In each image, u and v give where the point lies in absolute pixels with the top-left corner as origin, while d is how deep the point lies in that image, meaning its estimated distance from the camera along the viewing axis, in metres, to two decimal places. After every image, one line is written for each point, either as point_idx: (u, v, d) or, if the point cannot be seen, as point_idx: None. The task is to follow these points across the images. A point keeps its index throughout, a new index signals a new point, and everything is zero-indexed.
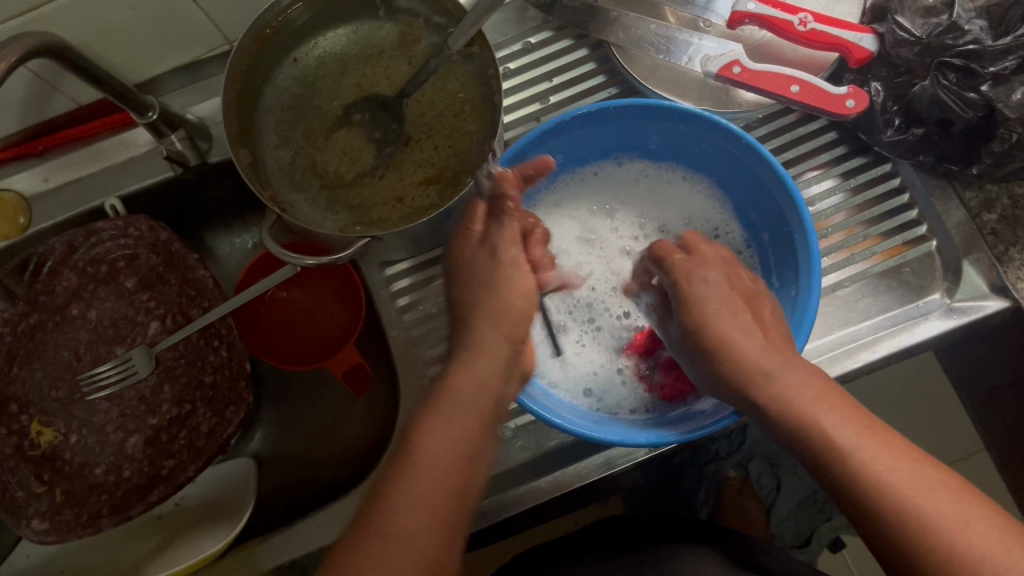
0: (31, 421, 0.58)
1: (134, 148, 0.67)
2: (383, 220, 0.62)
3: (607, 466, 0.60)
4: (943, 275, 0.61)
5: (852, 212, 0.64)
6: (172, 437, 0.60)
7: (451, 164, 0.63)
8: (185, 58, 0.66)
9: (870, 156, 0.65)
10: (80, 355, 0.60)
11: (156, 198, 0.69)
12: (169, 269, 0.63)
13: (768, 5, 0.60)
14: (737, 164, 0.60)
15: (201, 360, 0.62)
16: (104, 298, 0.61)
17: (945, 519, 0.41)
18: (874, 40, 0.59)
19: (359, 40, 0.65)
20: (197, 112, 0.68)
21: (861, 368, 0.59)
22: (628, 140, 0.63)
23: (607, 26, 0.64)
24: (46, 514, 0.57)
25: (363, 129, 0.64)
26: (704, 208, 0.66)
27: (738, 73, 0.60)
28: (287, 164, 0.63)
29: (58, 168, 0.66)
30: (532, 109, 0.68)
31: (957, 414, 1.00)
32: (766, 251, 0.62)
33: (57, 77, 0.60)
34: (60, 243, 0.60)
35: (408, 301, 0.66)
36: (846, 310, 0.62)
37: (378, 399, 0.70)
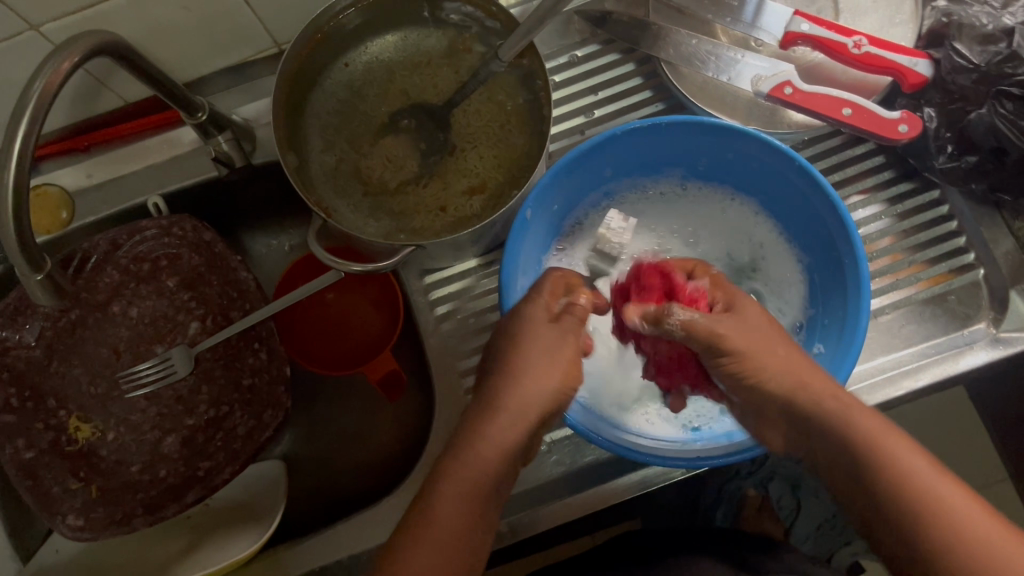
0: (69, 418, 0.59)
1: (179, 147, 0.67)
2: (426, 229, 0.62)
3: (642, 485, 0.60)
4: (989, 305, 0.61)
5: (897, 237, 0.63)
6: (208, 438, 0.60)
7: (495, 176, 0.63)
8: (234, 59, 0.66)
9: (917, 181, 0.64)
10: (119, 352, 0.60)
11: (198, 197, 0.69)
12: (210, 270, 0.63)
13: (822, 26, 0.60)
14: (790, 186, 0.59)
15: (240, 361, 0.62)
16: (145, 296, 0.62)
17: (977, 531, 0.42)
18: (929, 65, 0.59)
19: (407, 47, 0.64)
20: (242, 113, 0.68)
21: (904, 395, 0.58)
22: (685, 155, 0.62)
23: (657, 42, 0.63)
24: (81, 510, 0.57)
25: (408, 136, 0.64)
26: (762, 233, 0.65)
27: (790, 93, 0.60)
28: (331, 169, 0.63)
29: (102, 164, 0.67)
30: (577, 122, 0.68)
31: (981, 442, 0.99)
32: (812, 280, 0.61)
33: (107, 73, 0.60)
34: (104, 239, 0.60)
35: (445, 310, 0.66)
36: (888, 336, 0.61)
37: (412, 407, 0.70)
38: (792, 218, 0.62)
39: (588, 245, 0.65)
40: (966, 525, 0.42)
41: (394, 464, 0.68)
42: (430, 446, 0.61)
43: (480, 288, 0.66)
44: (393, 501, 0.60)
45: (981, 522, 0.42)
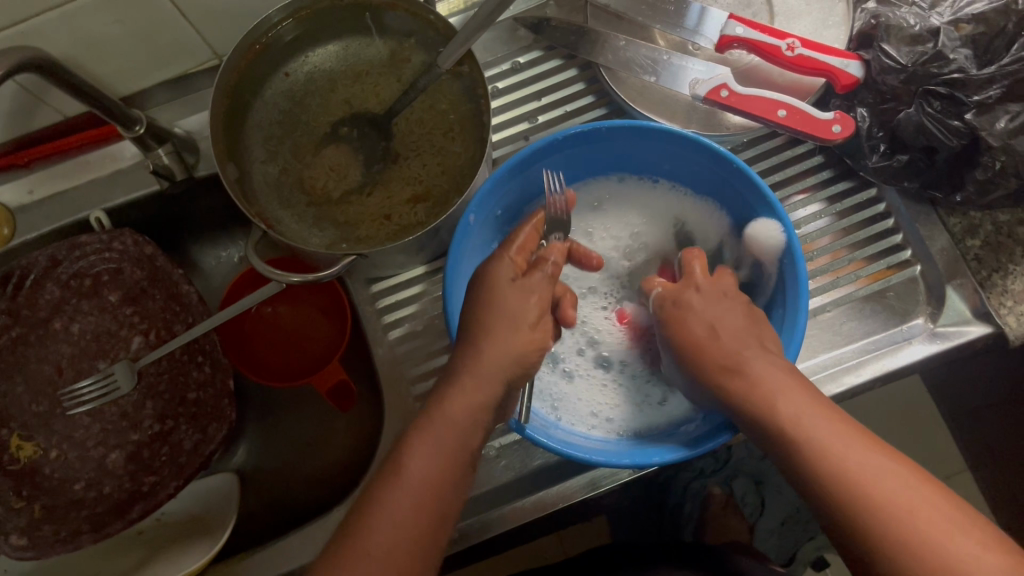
0: (12, 436, 0.58)
1: (120, 160, 0.67)
2: (370, 238, 0.62)
3: (591, 486, 0.60)
4: (927, 301, 0.62)
5: (837, 236, 0.64)
6: (154, 453, 0.59)
7: (439, 183, 0.63)
8: (173, 71, 0.66)
9: (856, 180, 0.65)
10: (62, 369, 0.60)
11: (143, 210, 0.68)
12: (153, 284, 0.62)
13: (755, 30, 0.60)
14: (728, 187, 0.60)
15: (184, 376, 0.61)
16: (87, 312, 0.61)
17: (880, 480, 0.41)
18: (860, 67, 0.60)
19: (347, 56, 0.65)
20: (183, 126, 0.68)
21: (846, 391, 0.59)
22: (635, 160, 0.63)
23: (594, 47, 0.64)
24: (24, 530, 0.56)
25: (351, 145, 0.64)
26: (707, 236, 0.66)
27: (725, 96, 0.60)
28: (274, 180, 0.63)
29: (42, 180, 0.66)
30: (521, 128, 0.68)
31: None
32: (756, 286, 0.62)
33: (43, 90, 0.60)
34: (43, 256, 0.59)
35: (393, 318, 0.66)
36: (830, 333, 0.62)
37: (364, 417, 0.69)
38: (733, 217, 0.63)
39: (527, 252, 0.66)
40: (867, 483, 0.41)
41: (346, 473, 0.68)
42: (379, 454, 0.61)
43: (427, 296, 0.66)
44: (342, 512, 0.60)
45: (885, 477, 0.42)
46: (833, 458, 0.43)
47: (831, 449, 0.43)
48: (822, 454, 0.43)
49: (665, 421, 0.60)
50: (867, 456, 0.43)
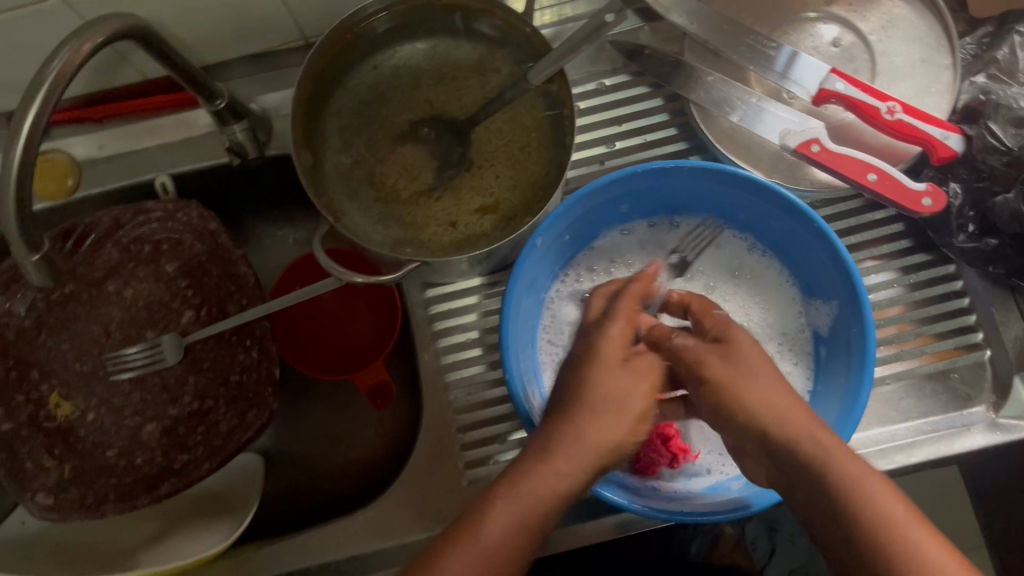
0: (51, 393, 0.58)
1: (193, 128, 0.66)
2: (434, 243, 0.61)
3: (621, 528, 0.59)
4: (992, 389, 0.60)
5: (908, 308, 0.62)
6: (189, 431, 0.59)
7: (509, 197, 0.62)
8: (259, 46, 0.65)
9: (934, 254, 0.63)
10: (110, 332, 0.59)
11: (208, 181, 0.68)
12: (211, 260, 0.61)
13: (858, 88, 0.59)
14: (807, 248, 0.58)
15: (230, 358, 0.60)
16: (143, 278, 0.61)
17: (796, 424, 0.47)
18: (961, 141, 0.58)
19: (435, 56, 0.64)
20: (263, 102, 0.67)
21: (896, 470, 0.58)
22: (716, 204, 0.61)
23: (688, 82, 0.62)
24: (52, 490, 0.56)
25: (426, 146, 0.63)
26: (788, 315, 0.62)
27: (816, 151, 0.59)
28: (345, 171, 0.62)
29: (114, 138, 0.66)
30: (598, 151, 0.67)
31: None
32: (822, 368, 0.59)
33: (130, 49, 0.59)
34: (108, 217, 0.60)
35: (445, 326, 0.65)
36: (886, 407, 0.60)
37: (398, 419, 0.69)
38: (806, 276, 0.61)
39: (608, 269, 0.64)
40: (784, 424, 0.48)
41: (374, 472, 0.67)
42: (412, 463, 0.61)
43: (481, 309, 0.65)
44: (366, 516, 0.60)
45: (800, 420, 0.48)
46: (876, 506, 0.42)
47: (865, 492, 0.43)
48: (855, 490, 0.43)
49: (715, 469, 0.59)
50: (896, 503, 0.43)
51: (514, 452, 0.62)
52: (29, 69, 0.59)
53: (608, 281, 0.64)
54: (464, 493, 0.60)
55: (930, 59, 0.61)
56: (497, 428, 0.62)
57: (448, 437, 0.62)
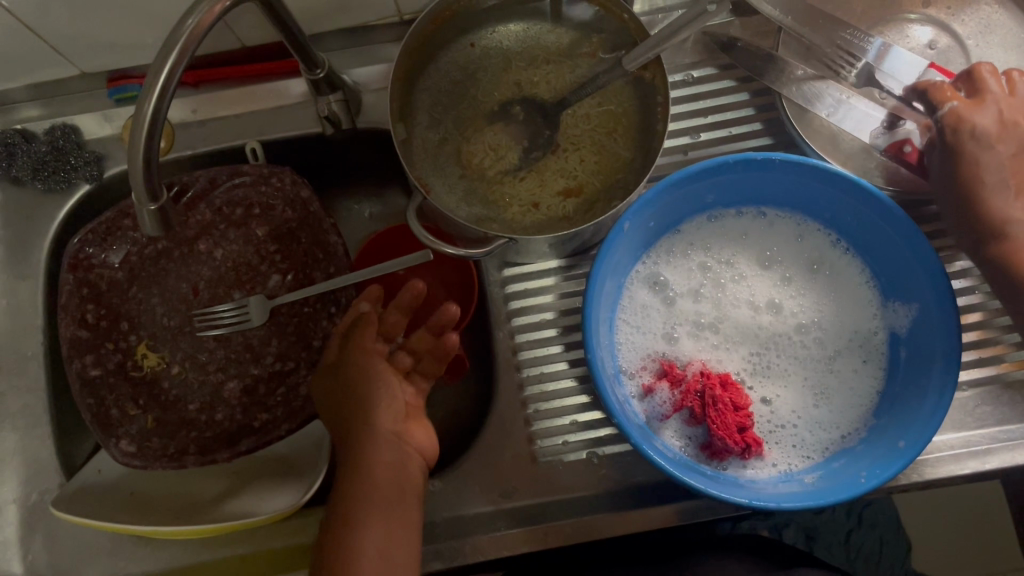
0: (139, 343, 0.60)
1: (285, 97, 0.67)
2: (516, 222, 0.62)
3: (688, 515, 0.60)
4: None
5: (990, 315, 0.62)
6: (270, 391, 0.60)
7: (593, 181, 0.62)
8: (357, 20, 0.67)
9: None
10: (198, 291, 0.61)
11: (297, 150, 0.69)
12: (301, 227, 0.63)
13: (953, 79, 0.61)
14: (895, 249, 0.58)
15: (313, 323, 0.62)
16: (232, 240, 0.62)
17: None
18: None
19: (528, 39, 0.65)
20: (355, 75, 0.68)
21: (970, 475, 0.58)
22: (800, 200, 0.62)
23: (780, 77, 0.63)
24: (135, 437, 0.58)
25: (516, 126, 0.63)
26: (864, 314, 0.62)
27: (908, 151, 0.61)
28: (433, 147, 0.63)
29: (207, 103, 0.67)
30: (681, 142, 0.67)
31: (1002, 523, 0.98)
32: (898, 369, 0.59)
33: (236, 15, 0.61)
34: (204, 176, 0.61)
35: (520, 306, 0.66)
36: (961, 413, 0.60)
37: (466, 394, 0.70)
38: (888, 276, 0.61)
39: (689, 256, 0.63)
40: None
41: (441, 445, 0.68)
42: (483, 436, 0.63)
43: (558, 290, 0.66)
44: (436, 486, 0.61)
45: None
46: None
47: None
48: None
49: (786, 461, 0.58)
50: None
51: (583, 433, 0.62)
52: (141, 29, 0.61)
53: (688, 266, 0.63)
54: (534, 469, 0.62)
55: None
56: (568, 408, 0.63)
57: (520, 414, 0.63)
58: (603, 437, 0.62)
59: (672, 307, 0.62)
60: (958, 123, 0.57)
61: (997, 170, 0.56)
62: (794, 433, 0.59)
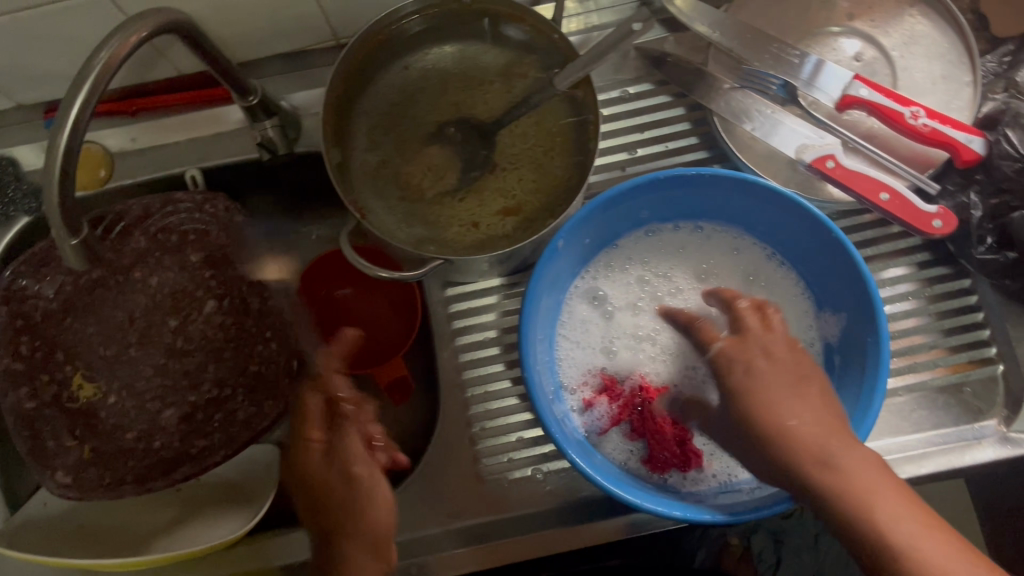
0: (75, 374, 0.59)
1: (223, 124, 0.68)
2: (456, 242, 0.62)
3: (632, 528, 0.60)
4: (1003, 403, 0.60)
5: (923, 320, 0.63)
6: (208, 417, 0.60)
7: (531, 200, 0.63)
8: (292, 45, 0.67)
9: (952, 268, 0.64)
10: (134, 319, 0.61)
11: (236, 176, 0.69)
12: (236, 251, 0.63)
13: (880, 94, 0.60)
14: (825, 260, 0.59)
15: (251, 347, 0.62)
16: (168, 267, 0.62)
17: (856, 483, 0.47)
18: (984, 144, 0.58)
19: (462, 59, 0.65)
20: (293, 100, 0.68)
21: (908, 480, 0.58)
22: (730, 214, 0.63)
23: (710, 92, 0.64)
24: (71, 468, 0.58)
25: (454, 146, 0.64)
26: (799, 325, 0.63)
27: (830, 167, 0.60)
28: (373, 170, 0.64)
29: (146, 131, 0.67)
30: (619, 158, 0.68)
31: None
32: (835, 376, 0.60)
33: (167, 44, 0.61)
34: (138, 205, 0.61)
35: (463, 325, 0.66)
36: (898, 418, 0.61)
37: (415, 415, 0.70)
38: (821, 288, 0.61)
39: (627, 271, 0.65)
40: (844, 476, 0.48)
41: None
42: (427, 458, 0.63)
43: (501, 308, 0.66)
44: None
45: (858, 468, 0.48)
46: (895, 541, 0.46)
47: (921, 553, 0.45)
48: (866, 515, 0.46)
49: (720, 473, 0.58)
50: (944, 547, 0.46)
51: (527, 449, 0.63)
52: (72, 61, 0.61)
53: (626, 281, 0.64)
54: (478, 488, 0.62)
55: (951, 75, 0.62)
56: (513, 425, 0.63)
57: (464, 433, 0.63)
58: (548, 453, 0.62)
59: (610, 321, 0.63)
60: (726, 359, 0.56)
61: (780, 397, 0.52)
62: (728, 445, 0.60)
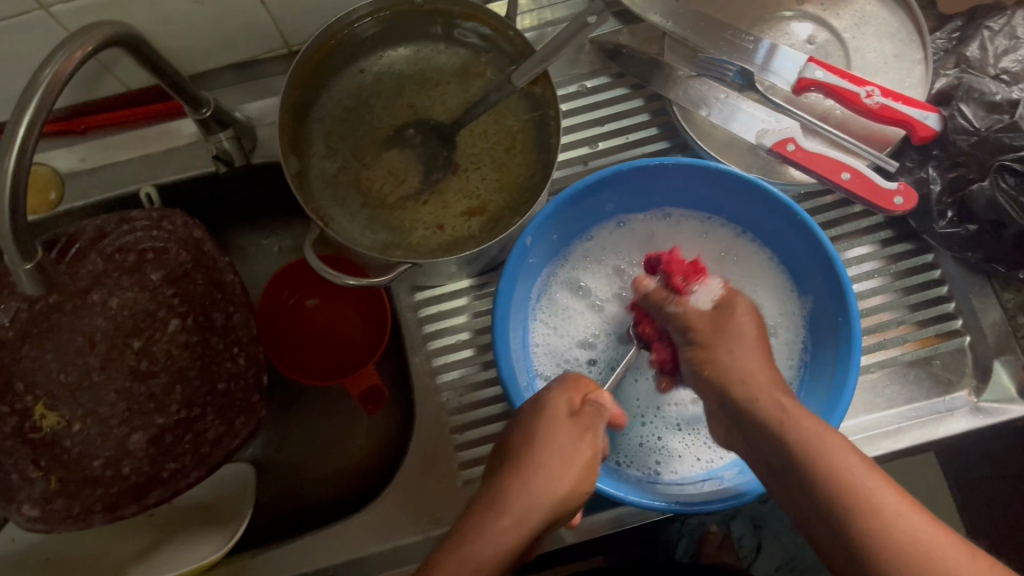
0: (36, 403, 0.57)
1: (176, 139, 0.66)
2: (421, 246, 0.61)
3: (616, 523, 0.60)
4: (972, 373, 0.61)
5: (889, 298, 0.64)
6: (177, 439, 0.59)
7: (496, 200, 0.62)
8: (243, 55, 0.66)
9: (915, 243, 0.65)
10: (94, 342, 0.59)
11: (193, 191, 0.68)
12: (196, 268, 0.61)
13: (836, 75, 0.60)
14: (792, 242, 0.59)
15: (217, 365, 0.60)
16: (127, 287, 0.60)
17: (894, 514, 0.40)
18: (939, 120, 0.59)
19: (417, 61, 0.64)
20: (246, 111, 0.67)
21: (883, 456, 0.59)
22: (697, 201, 0.63)
23: (667, 81, 0.64)
24: (37, 500, 0.56)
25: (414, 150, 0.63)
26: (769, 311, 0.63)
27: (792, 150, 0.60)
28: (331, 177, 0.62)
29: (95, 149, 0.66)
30: (581, 153, 0.68)
31: None
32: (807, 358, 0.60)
33: (113, 59, 0.59)
34: (92, 226, 0.59)
35: (433, 328, 0.65)
36: (872, 395, 0.61)
37: (390, 423, 0.69)
38: (792, 270, 0.61)
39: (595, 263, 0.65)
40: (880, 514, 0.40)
41: (368, 478, 0.67)
42: (405, 466, 0.61)
43: (471, 310, 0.66)
44: (360, 520, 0.60)
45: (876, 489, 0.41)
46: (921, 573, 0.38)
47: None
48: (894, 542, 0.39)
49: (691, 465, 0.59)
50: (923, 524, 0.40)
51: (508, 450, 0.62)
52: (13, 81, 0.59)
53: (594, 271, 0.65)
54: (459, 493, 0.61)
55: (902, 54, 0.63)
56: (491, 428, 0.63)
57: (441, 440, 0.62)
58: None
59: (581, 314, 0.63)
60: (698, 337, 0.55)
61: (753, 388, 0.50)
62: (691, 435, 0.60)
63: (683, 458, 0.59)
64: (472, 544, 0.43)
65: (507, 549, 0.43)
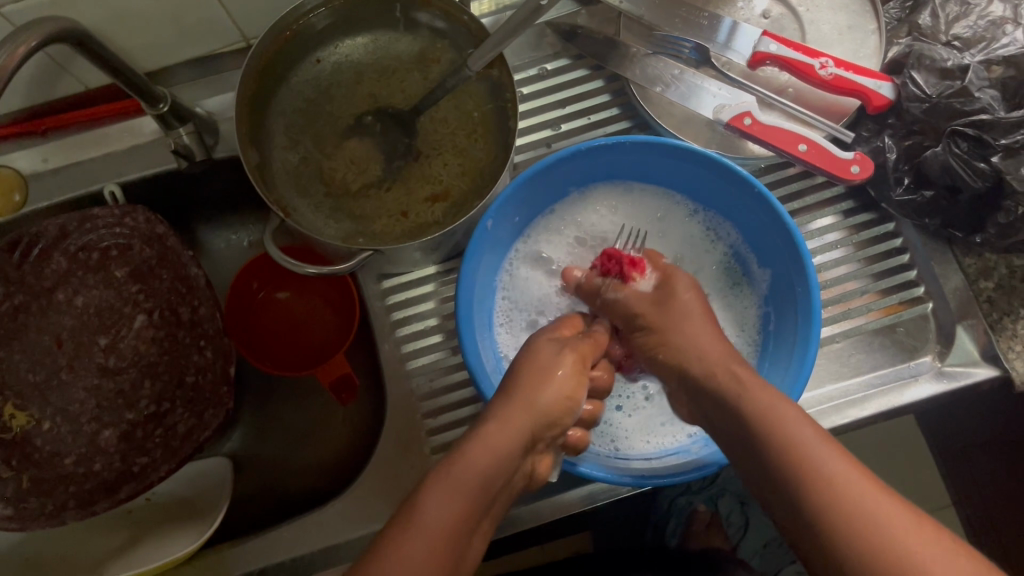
0: (6, 404, 0.58)
1: (139, 136, 0.66)
2: (386, 234, 0.61)
3: (589, 500, 0.60)
4: (936, 339, 0.62)
5: (853, 268, 0.64)
6: (147, 434, 0.59)
7: (458, 183, 0.62)
8: (201, 50, 0.66)
9: (876, 213, 0.66)
10: (61, 342, 0.60)
11: (157, 188, 0.68)
12: (161, 263, 0.61)
13: (789, 48, 0.60)
14: (752, 214, 0.60)
15: (184, 358, 0.60)
16: (93, 286, 0.61)
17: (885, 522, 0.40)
18: (892, 88, 0.60)
19: (376, 50, 0.64)
20: (206, 107, 0.67)
21: (850, 424, 0.59)
22: (658, 177, 0.63)
23: (625, 60, 0.64)
24: (10, 500, 0.56)
25: (375, 139, 0.63)
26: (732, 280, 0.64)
27: (748, 124, 0.61)
28: (294, 169, 0.63)
29: (58, 150, 0.66)
30: (543, 135, 0.68)
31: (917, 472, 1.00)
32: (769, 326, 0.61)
33: (69, 58, 0.59)
34: (54, 226, 0.60)
35: (403, 315, 0.66)
36: (838, 364, 0.62)
37: (364, 412, 0.69)
38: (754, 241, 0.62)
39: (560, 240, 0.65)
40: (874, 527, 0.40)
41: (344, 467, 0.68)
42: (377, 453, 0.61)
43: (439, 296, 0.66)
44: (333, 507, 0.60)
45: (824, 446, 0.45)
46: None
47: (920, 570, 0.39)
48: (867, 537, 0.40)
49: (659, 442, 0.59)
50: (900, 513, 0.41)
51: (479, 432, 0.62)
52: None
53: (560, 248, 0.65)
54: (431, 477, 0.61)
55: (856, 25, 0.64)
56: (463, 411, 0.63)
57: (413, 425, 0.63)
58: None
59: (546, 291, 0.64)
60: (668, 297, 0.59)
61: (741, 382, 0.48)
62: (661, 414, 0.61)
63: (653, 437, 0.60)
64: (463, 469, 0.47)
65: (503, 451, 0.49)
